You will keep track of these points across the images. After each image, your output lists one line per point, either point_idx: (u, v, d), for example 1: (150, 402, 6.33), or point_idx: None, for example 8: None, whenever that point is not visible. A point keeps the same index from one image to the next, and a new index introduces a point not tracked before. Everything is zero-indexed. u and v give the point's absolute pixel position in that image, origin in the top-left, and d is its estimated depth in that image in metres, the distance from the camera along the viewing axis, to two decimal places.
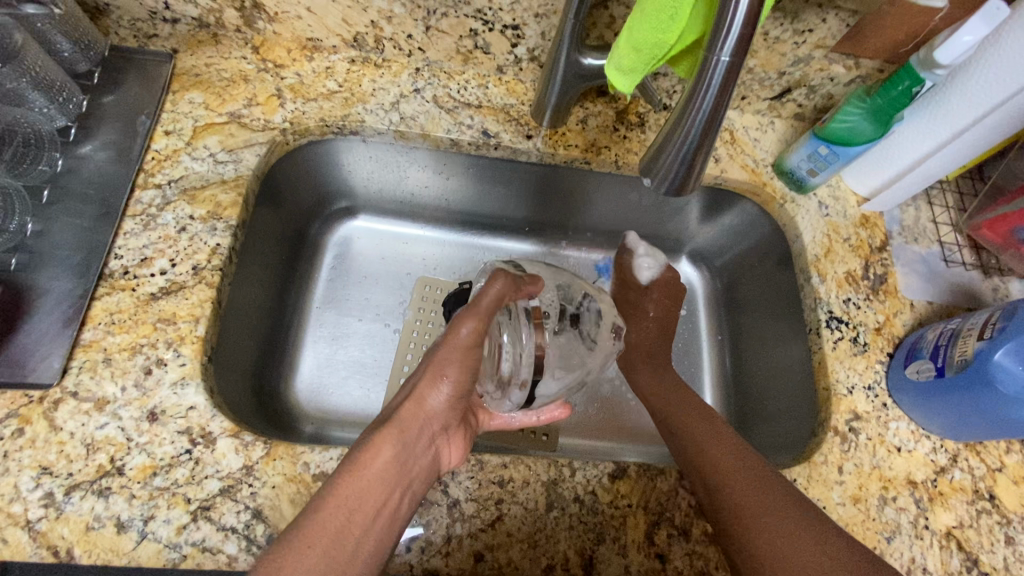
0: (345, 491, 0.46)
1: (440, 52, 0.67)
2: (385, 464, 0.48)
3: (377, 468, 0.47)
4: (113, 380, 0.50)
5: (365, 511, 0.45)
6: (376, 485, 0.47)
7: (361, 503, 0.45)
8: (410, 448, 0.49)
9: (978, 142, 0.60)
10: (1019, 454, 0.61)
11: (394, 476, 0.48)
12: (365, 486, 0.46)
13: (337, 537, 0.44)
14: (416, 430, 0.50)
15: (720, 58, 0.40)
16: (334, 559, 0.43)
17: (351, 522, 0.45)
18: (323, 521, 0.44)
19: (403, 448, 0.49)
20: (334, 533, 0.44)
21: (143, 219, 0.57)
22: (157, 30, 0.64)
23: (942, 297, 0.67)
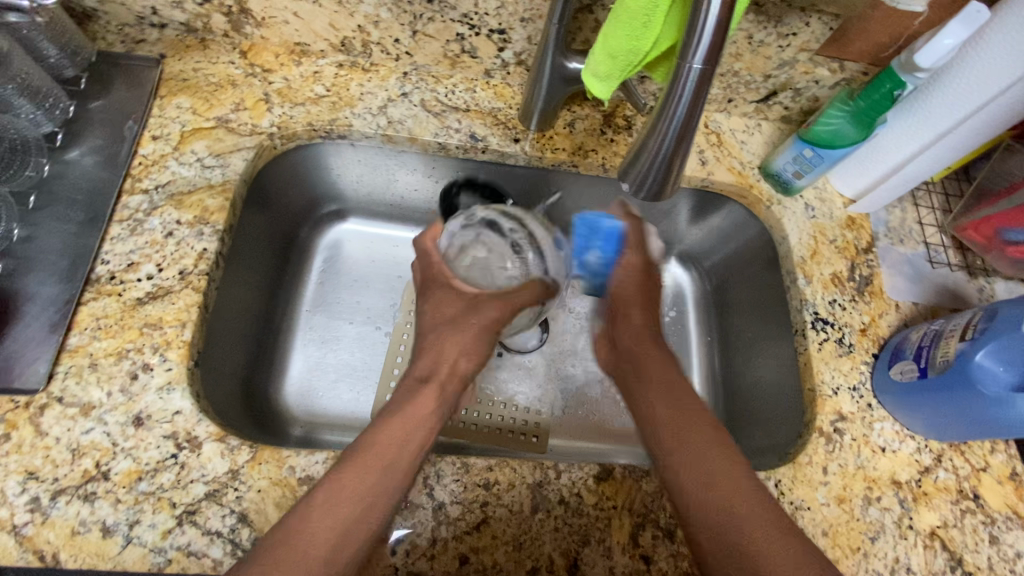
0: (392, 429, 0.48)
1: (427, 56, 0.67)
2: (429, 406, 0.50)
3: (424, 411, 0.50)
4: (99, 386, 0.50)
5: (413, 447, 0.48)
6: (421, 427, 0.49)
7: (411, 442, 0.48)
8: (448, 401, 0.52)
9: (960, 144, 0.60)
10: (1003, 453, 0.61)
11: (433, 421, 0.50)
12: (411, 428, 0.48)
13: (385, 470, 0.45)
14: (449, 386, 0.53)
15: (691, 66, 0.40)
16: (381, 488, 0.45)
17: (400, 455, 0.47)
18: (378, 453, 0.46)
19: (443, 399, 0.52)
20: (385, 464, 0.46)
21: (130, 224, 0.57)
22: (145, 35, 0.65)
23: (927, 298, 0.68)
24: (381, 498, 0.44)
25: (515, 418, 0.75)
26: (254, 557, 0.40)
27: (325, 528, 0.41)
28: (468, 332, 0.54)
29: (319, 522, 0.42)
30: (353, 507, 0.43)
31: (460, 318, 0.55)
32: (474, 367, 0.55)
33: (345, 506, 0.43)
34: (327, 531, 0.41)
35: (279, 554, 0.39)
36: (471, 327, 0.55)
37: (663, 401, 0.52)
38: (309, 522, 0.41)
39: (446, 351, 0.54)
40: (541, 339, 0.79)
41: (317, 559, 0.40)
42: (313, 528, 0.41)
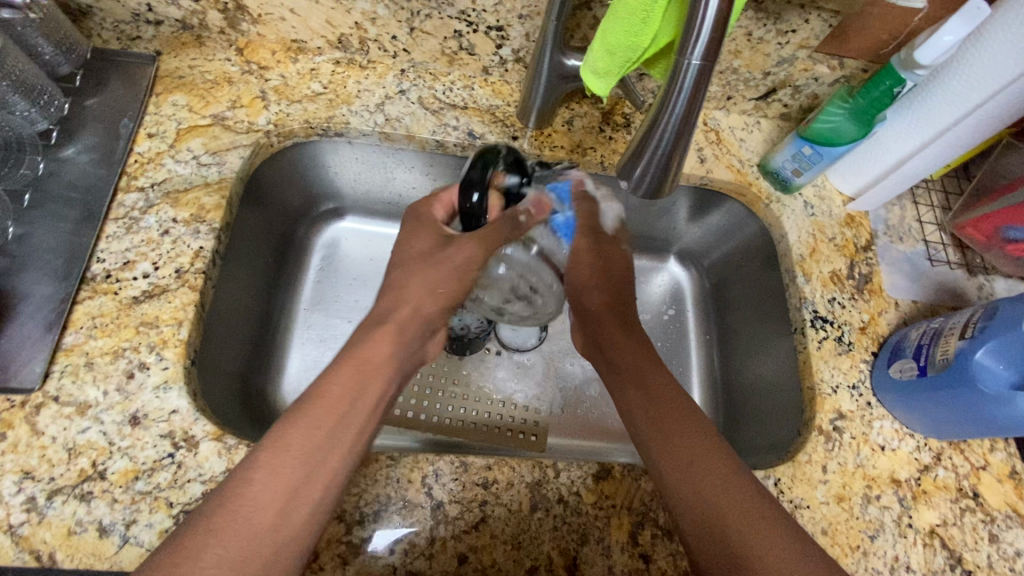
0: (343, 379, 0.48)
1: (425, 53, 0.67)
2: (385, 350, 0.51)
3: (381, 356, 0.50)
4: (95, 384, 0.50)
5: (365, 400, 0.47)
6: (373, 377, 0.49)
7: (363, 394, 0.47)
8: (406, 343, 0.53)
9: (959, 141, 0.60)
10: (1002, 451, 0.61)
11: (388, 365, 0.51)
12: (366, 374, 0.49)
13: (339, 422, 0.45)
14: (410, 325, 0.54)
15: (690, 62, 0.40)
16: (329, 449, 0.44)
17: (353, 411, 0.46)
18: (327, 406, 0.46)
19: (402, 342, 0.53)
20: (336, 418, 0.45)
21: (125, 222, 0.57)
22: (140, 32, 0.64)
23: (926, 296, 0.68)
24: (326, 459, 0.43)
25: (514, 417, 0.75)
26: (195, 526, 0.39)
27: (273, 491, 0.41)
28: (435, 276, 0.54)
29: (256, 490, 0.41)
30: (297, 470, 0.42)
31: (428, 256, 0.55)
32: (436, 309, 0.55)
33: (295, 459, 0.42)
34: (274, 495, 0.41)
35: (224, 519, 0.39)
36: (439, 263, 0.54)
37: (637, 396, 0.55)
38: (252, 487, 0.41)
39: (408, 292, 0.54)
40: (540, 337, 0.79)
41: (262, 526, 0.39)
42: (255, 492, 0.41)
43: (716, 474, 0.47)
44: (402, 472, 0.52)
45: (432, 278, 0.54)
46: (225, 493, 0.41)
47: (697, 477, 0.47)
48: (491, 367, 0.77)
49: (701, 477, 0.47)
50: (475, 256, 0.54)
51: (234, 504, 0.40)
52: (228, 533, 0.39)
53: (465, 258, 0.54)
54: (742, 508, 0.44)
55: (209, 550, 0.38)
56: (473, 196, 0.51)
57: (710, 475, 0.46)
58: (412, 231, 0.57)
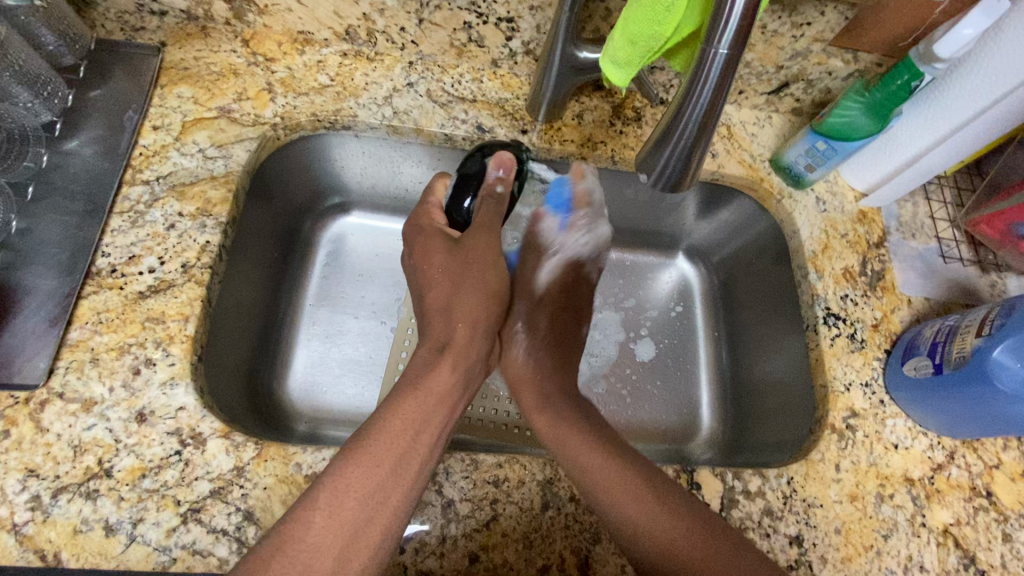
0: (407, 413, 0.49)
1: (434, 45, 0.66)
2: (448, 380, 0.52)
3: (443, 385, 0.52)
4: (101, 381, 0.49)
5: (428, 432, 0.48)
6: (437, 406, 0.50)
7: (426, 426, 0.48)
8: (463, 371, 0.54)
9: (977, 137, 0.59)
10: (1016, 450, 0.61)
11: (454, 388, 0.53)
12: (430, 405, 0.50)
13: (401, 458, 0.46)
14: (465, 349, 0.55)
15: (717, 50, 0.39)
16: (391, 486, 0.44)
17: (417, 443, 0.47)
18: (389, 441, 0.46)
19: (461, 365, 0.54)
20: (398, 455, 0.46)
21: (130, 216, 0.56)
22: (144, 23, 0.63)
23: (939, 294, 0.67)
24: (388, 496, 0.44)
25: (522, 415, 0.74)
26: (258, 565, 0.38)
27: (333, 531, 0.41)
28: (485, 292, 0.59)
29: (314, 534, 0.40)
30: (355, 514, 0.42)
31: (454, 264, 0.59)
32: (477, 307, 0.58)
33: (355, 498, 0.43)
34: (332, 539, 0.41)
35: (288, 559, 0.39)
36: (468, 275, 0.59)
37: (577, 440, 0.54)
38: (311, 531, 0.40)
39: (459, 308, 0.57)
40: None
41: (325, 568, 0.40)
42: (315, 536, 0.40)
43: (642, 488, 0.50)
44: None
45: (480, 287, 0.59)
46: (295, 524, 0.41)
47: (618, 491, 0.49)
48: None
49: (626, 491, 0.50)
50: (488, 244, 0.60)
51: (296, 548, 0.40)
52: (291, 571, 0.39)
53: (480, 247, 0.60)
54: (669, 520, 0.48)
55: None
56: (465, 202, 0.62)
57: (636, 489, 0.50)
58: (425, 245, 0.61)
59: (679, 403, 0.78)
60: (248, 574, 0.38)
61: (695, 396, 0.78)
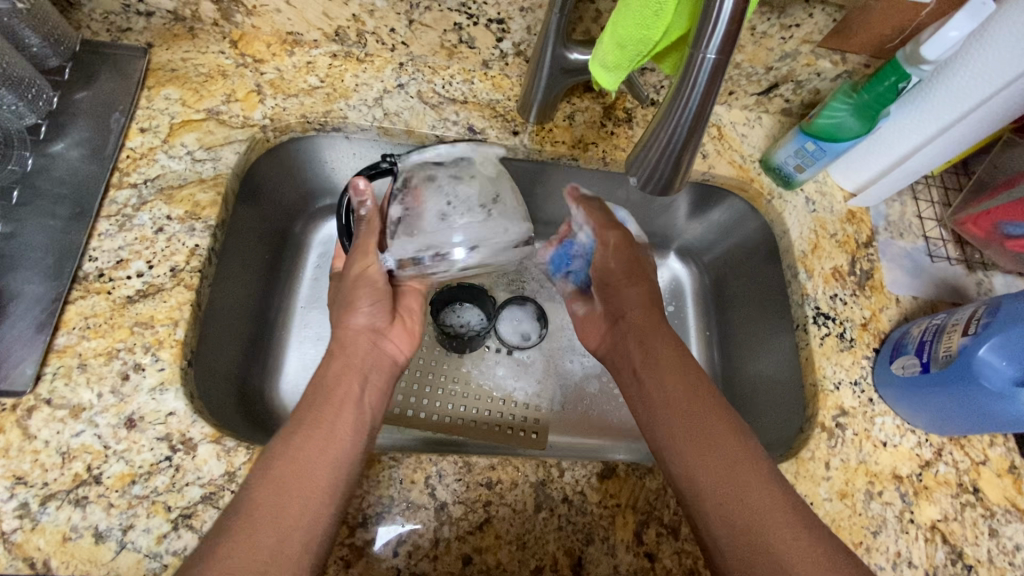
0: (308, 399, 0.51)
1: (424, 46, 0.66)
2: (347, 369, 0.53)
3: (336, 376, 0.53)
4: (89, 387, 0.49)
5: (329, 403, 0.50)
6: (339, 385, 0.52)
7: (327, 401, 0.50)
8: (355, 356, 0.55)
9: (963, 137, 0.60)
10: (1001, 446, 0.62)
11: (354, 373, 0.53)
12: (328, 390, 0.51)
13: (312, 431, 0.48)
14: (354, 346, 0.55)
15: (705, 55, 0.39)
16: (316, 457, 0.46)
17: (323, 413, 0.49)
18: (300, 420, 0.49)
19: (350, 361, 0.54)
20: (306, 425, 0.48)
21: (118, 220, 0.55)
22: (131, 24, 0.63)
23: (927, 292, 0.68)
24: (314, 468, 0.45)
25: (514, 415, 0.75)
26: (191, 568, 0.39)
27: (268, 502, 0.43)
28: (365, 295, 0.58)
29: (252, 502, 0.42)
30: (281, 483, 0.44)
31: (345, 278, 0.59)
32: (368, 318, 0.56)
33: (281, 466, 0.45)
34: (268, 502, 0.43)
35: (226, 529, 0.41)
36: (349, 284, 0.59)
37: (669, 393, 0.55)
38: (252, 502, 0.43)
39: (344, 324, 0.56)
40: (540, 335, 0.78)
41: (261, 522, 0.42)
42: (252, 502, 0.43)
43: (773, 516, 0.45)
44: (405, 473, 0.51)
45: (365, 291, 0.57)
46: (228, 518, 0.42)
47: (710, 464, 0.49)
48: (491, 365, 0.77)
49: (753, 523, 0.45)
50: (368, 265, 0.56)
51: (243, 528, 0.41)
52: (234, 564, 0.39)
53: (359, 269, 0.56)
54: (805, 559, 0.43)
55: (228, 561, 0.39)
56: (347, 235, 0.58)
57: (768, 518, 0.45)
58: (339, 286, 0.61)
59: None
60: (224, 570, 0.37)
61: None
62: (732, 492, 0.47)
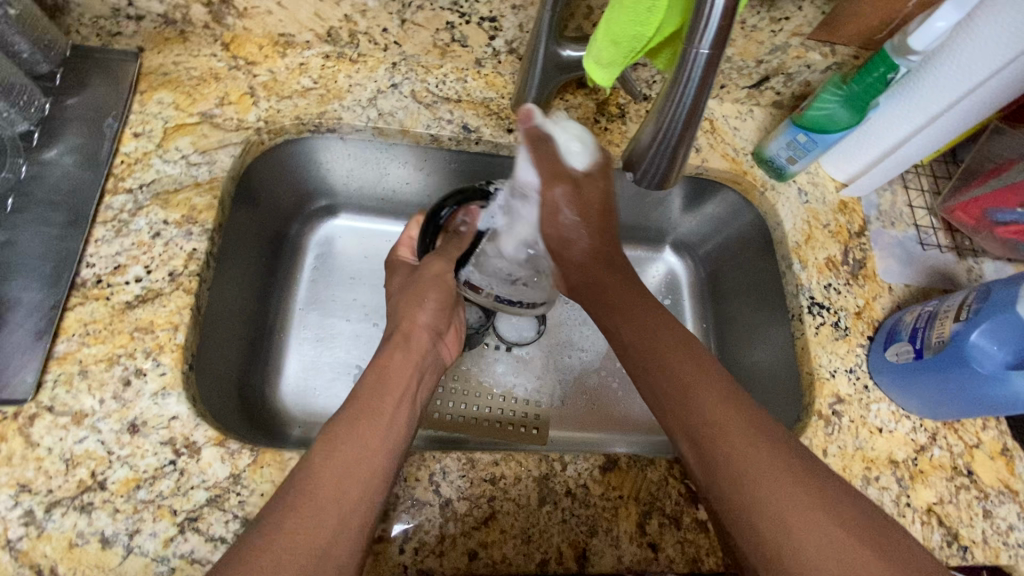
0: (366, 386, 0.53)
1: (416, 46, 0.66)
2: (404, 364, 0.56)
3: (394, 368, 0.55)
4: (90, 393, 0.49)
5: (390, 393, 0.52)
6: (397, 376, 0.54)
7: (385, 389, 0.52)
8: (414, 350, 0.59)
9: (952, 126, 0.61)
10: (994, 429, 0.63)
11: (411, 369, 0.57)
12: (387, 378, 0.54)
13: (375, 416, 0.49)
14: (416, 341, 0.60)
15: (698, 51, 0.39)
16: (376, 438, 0.47)
17: (383, 401, 0.51)
18: (362, 403, 0.50)
19: (407, 357, 0.58)
20: (368, 410, 0.50)
21: (114, 226, 0.55)
22: (120, 28, 0.62)
23: (918, 280, 0.69)
24: (376, 448, 0.47)
25: (514, 411, 0.75)
26: (251, 546, 0.39)
27: (335, 479, 0.44)
28: (434, 294, 0.63)
29: (319, 477, 0.43)
30: (343, 462, 0.45)
31: (410, 280, 0.66)
32: (430, 317, 0.62)
33: (347, 446, 0.46)
34: (330, 476, 0.44)
35: (294, 508, 0.41)
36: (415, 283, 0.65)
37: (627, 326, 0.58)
38: (318, 479, 0.43)
39: (410, 318, 0.61)
40: (537, 331, 0.80)
41: (327, 498, 0.42)
42: (318, 476, 0.43)
43: (755, 463, 0.43)
44: (410, 471, 0.51)
45: (438, 295, 0.64)
46: (292, 497, 0.42)
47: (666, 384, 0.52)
48: (490, 363, 0.78)
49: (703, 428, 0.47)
50: (443, 271, 0.65)
51: (310, 505, 0.41)
52: (297, 539, 0.40)
53: (434, 273, 0.64)
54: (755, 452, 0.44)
55: (296, 536, 0.40)
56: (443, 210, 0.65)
57: (729, 440, 0.45)
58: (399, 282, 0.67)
59: None
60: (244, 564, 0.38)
61: None
62: (692, 428, 0.48)
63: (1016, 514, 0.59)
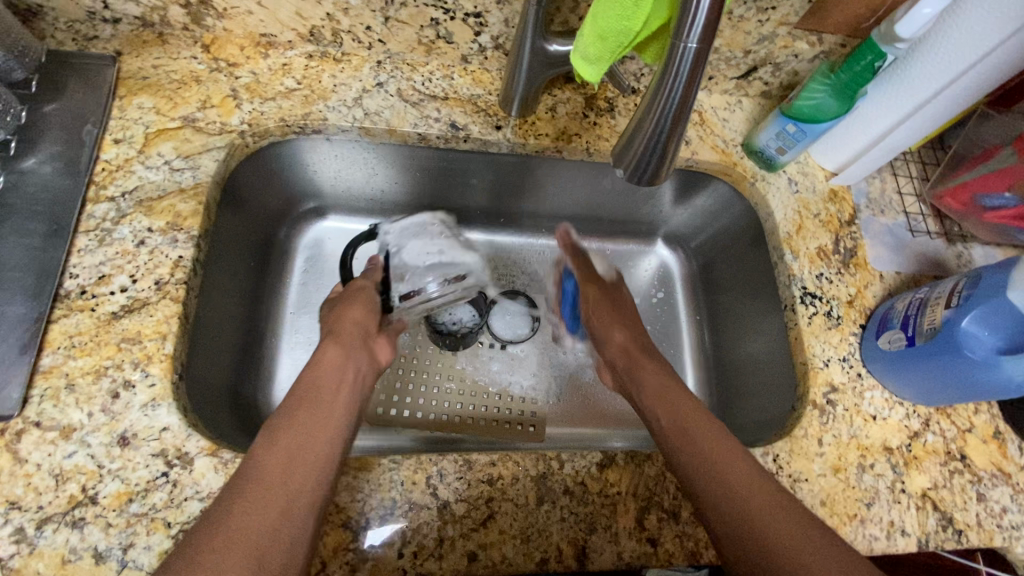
0: (305, 380, 0.52)
1: (401, 43, 0.65)
2: (339, 357, 0.55)
3: (329, 363, 0.54)
4: (78, 407, 0.48)
5: (327, 386, 0.52)
6: (333, 370, 0.54)
7: (322, 382, 0.52)
8: (352, 345, 0.57)
9: (940, 113, 0.61)
10: (986, 413, 0.63)
11: (345, 361, 0.55)
12: (322, 371, 0.53)
13: (312, 406, 0.49)
14: (348, 333, 0.58)
15: (687, 45, 0.39)
16: (315, 427, 0.47)
17: (322, 393, 0.51)
18: (299, 396, 0.50)
19: (346, 352, 0.56)
20: (306, 401, 0.49)
21: (97, 235, 0.54)
22: (97, 31, 0.61)
23: (909, 267, 0.69)
24: (317, 437, 0.46)
25: (511, 409, 0.75)
26: (196, 539, 0.38)
27: (279, 466, 0.43)
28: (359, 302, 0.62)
29: (261, 466, 0.43)
30: (285, 450, 0.44)
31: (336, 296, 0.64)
32: (361, 315, 0.61)
33: (288, 435, 0.45)
34: (274, 464, 0.43)
35: (238, 498, 0.40)
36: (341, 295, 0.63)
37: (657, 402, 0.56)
38: (262, 469, 0.43)
39: (342, 317, 0.60)
40: (531, 328, 0.80)
41: (274, 483, 0.42)
42: (261, 466, 0.43)
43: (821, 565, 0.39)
44: (406, 474, 0.51)
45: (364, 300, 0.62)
46: (234, 488, 0.41)
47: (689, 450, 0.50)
48: (485, 361, 0.77)
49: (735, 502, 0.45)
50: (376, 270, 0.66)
51: (252, 492, 0.41)
52: (249, 525, 0.39)
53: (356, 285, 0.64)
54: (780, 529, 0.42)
55: (243, 523, 0.39)
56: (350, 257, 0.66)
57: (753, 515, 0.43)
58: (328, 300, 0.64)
59: None
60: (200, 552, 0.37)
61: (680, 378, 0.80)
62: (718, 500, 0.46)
63: (1009, 496, 0.60)
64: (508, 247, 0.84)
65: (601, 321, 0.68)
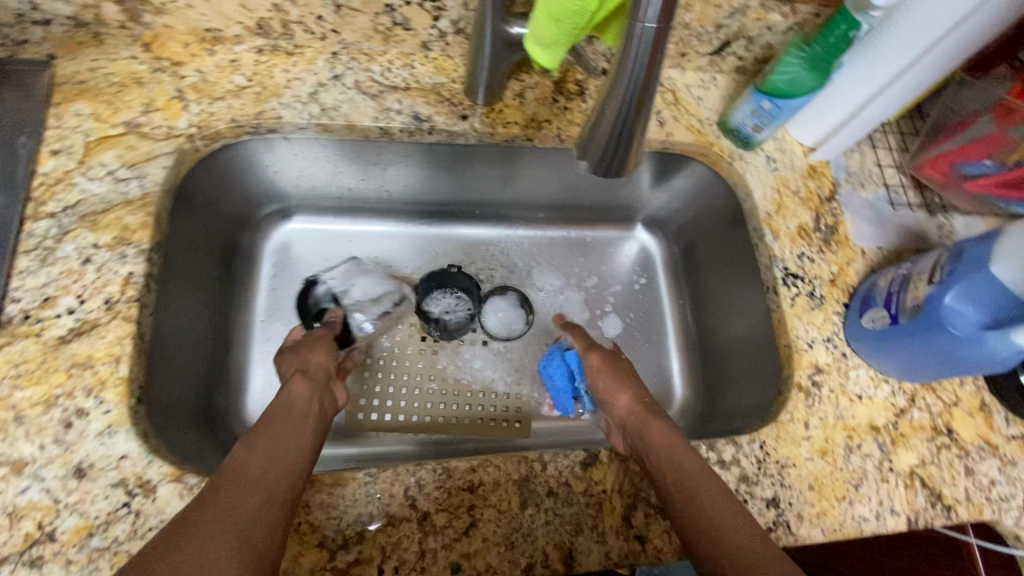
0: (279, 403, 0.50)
1: (356, 32, 0.62)
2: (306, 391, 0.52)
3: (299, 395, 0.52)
4: (29, 440, 0.45)
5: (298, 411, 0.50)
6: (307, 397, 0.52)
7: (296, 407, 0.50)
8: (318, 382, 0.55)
9: (918, 83, 0.59)
10: (971, 385, 0.63)
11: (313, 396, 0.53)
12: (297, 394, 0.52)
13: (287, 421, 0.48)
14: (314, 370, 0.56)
15: (644, 24, 0.36)
16: (290, 436, 0.46)
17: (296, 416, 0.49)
18: (274, 413, 0.49)
19: (314, 388, 0.53)
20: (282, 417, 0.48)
21: (38, 255, 0.51)
22: (27, 34, 0.56)
23: (890, 242, 0.68)
24: (292, 448, 0.45)
25: (495, 406, 0.73)
26: (177, 529, 0.37)
27: (261, 465, 0.42)
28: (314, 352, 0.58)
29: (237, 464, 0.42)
30: (264, 453, 0.43)
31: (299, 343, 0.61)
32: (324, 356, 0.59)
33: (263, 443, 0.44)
34: (256, 461, 0.42)
35: (219, 490, 0.39)
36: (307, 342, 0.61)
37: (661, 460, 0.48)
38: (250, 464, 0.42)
39: (307, 359, 0.57)
40: (528, 322, 0.77)
41: (255, 479, 0.41)
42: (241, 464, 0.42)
43: None
44: (383, 487, 0.49)
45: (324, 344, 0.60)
46: (216, 480, 0.40)
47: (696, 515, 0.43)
48: (467, 359, 0.75)
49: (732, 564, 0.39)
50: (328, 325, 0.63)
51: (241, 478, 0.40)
52: (229, 503, 0.38)
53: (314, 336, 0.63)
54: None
55: (230, 500, 0.39)
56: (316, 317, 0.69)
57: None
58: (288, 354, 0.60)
59: (651, 375, 0.78)
60: (178, 532, 0.36)
61: (665, 364, 0.79)
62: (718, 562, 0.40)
63: (997, 468, 0.59)
64: (485, 240, 0.81)
65: (603, 386, 0.59)
